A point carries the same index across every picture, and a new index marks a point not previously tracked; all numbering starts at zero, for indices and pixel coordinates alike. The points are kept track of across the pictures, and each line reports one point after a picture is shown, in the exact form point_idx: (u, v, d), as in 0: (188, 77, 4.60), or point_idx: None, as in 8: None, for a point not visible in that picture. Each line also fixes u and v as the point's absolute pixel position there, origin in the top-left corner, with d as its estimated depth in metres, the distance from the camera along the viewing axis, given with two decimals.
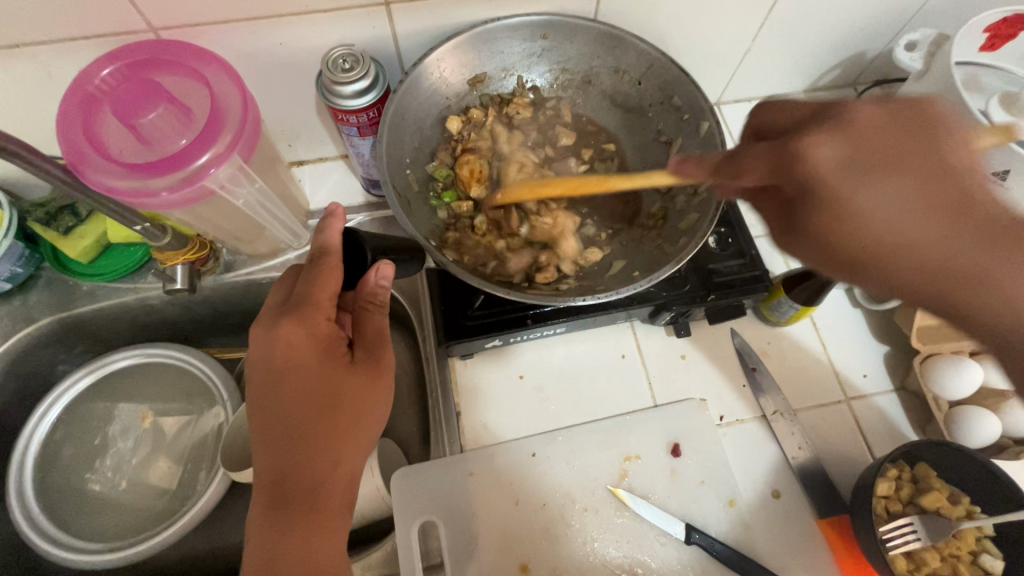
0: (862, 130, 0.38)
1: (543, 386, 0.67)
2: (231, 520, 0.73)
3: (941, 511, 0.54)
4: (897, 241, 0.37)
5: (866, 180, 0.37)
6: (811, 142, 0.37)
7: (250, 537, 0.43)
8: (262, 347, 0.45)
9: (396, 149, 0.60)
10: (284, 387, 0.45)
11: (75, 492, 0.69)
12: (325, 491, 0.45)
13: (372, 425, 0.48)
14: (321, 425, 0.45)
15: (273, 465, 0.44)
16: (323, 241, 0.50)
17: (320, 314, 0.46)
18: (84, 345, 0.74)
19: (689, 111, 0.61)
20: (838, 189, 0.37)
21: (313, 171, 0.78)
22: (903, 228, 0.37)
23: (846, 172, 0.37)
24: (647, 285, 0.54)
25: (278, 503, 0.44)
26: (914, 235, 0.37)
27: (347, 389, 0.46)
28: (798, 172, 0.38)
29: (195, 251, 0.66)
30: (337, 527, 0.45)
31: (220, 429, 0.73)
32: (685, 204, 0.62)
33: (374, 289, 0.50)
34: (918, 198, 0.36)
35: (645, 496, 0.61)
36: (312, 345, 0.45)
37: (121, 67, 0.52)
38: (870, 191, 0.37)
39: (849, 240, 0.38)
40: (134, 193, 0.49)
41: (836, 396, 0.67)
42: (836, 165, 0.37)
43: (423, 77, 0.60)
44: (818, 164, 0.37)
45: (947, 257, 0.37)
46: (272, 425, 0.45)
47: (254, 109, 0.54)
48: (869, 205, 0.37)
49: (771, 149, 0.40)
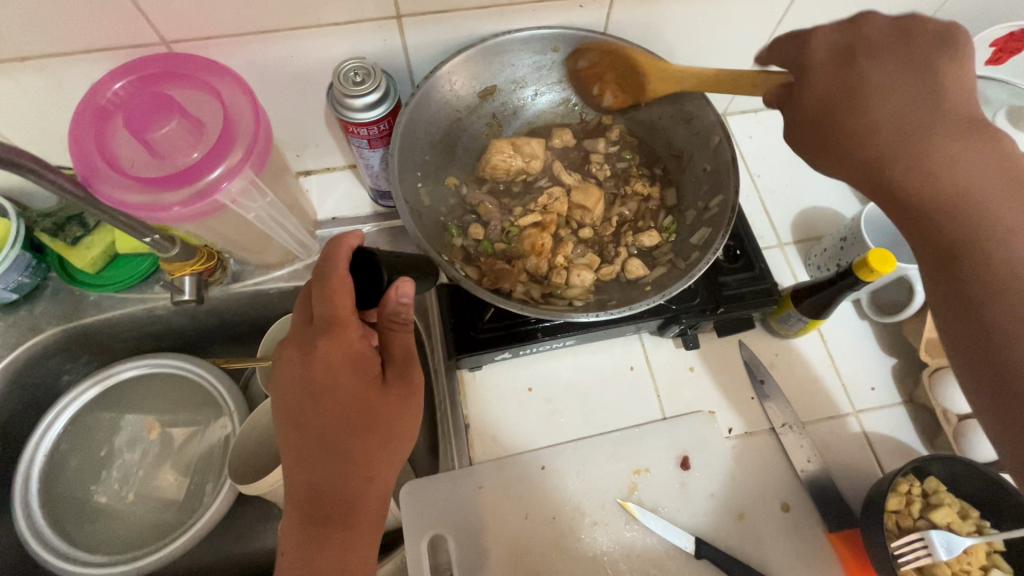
0: (865, 28, 0.46)
1: (552, 398, 0.67)
2: (238, 532, 0.72)
3: (952, 527, 0.54)
4: (869, 115, 0.44)
5: (858, 64, 0.45)
6: (816, 33, 0.48)
7: (282, 553, 0.43)
8: (298, 364, 0.45)
9: (407, 160, 0.60)
10: (318, 404, 0.45)
11: (81, 504, 0.69)
12: (358, 509, 0.45)
13: (402, 443, 0.47)
14: (353, 443, 0.45)
15: (306, 481, 0.44)
16: (333, 265, 0.46)
17: (351, 334, 0.45)
18: (89, 354, 0.73)
19: (699, 125, 0.62)
20: (831, 76, 0.46)
21: (321, 180, 0.78)
22: (882, 104, 0.43)
23: (838, 57, 0.46)
24: (661, 299, 0.54)
25: (312, 521, 0.44)
26: (882, 103, 0.43)
27: (378, 408, 0.46)
28: (803, 55, 0.48)
29: (203, 262, 0.66)
30: (368, 544, 0.45)
31: (227, 440, 0.72)
32: (696, 218, 0.63)
33: (397, 309, 0.47)
34: (900, 79, 0.44)
35: (655, 509, 0.61)
36: (345, 364, 0.45)
37: (133, 81, 0.52)
38: (845, 72, 0.45)
39: (833, 109, 0.45)
40: (147, 207, 0.49)
41: (843, 408, 0.67)
42: (829, 52, 0.47)
43: (434, 90, 0.60)
44: (815, 50, 0.47)
45: (905, 139, 0.42)
46: (303, 442, 0.45)
47: (266, 122, 0.54)
48: (864, 86, 0.44)
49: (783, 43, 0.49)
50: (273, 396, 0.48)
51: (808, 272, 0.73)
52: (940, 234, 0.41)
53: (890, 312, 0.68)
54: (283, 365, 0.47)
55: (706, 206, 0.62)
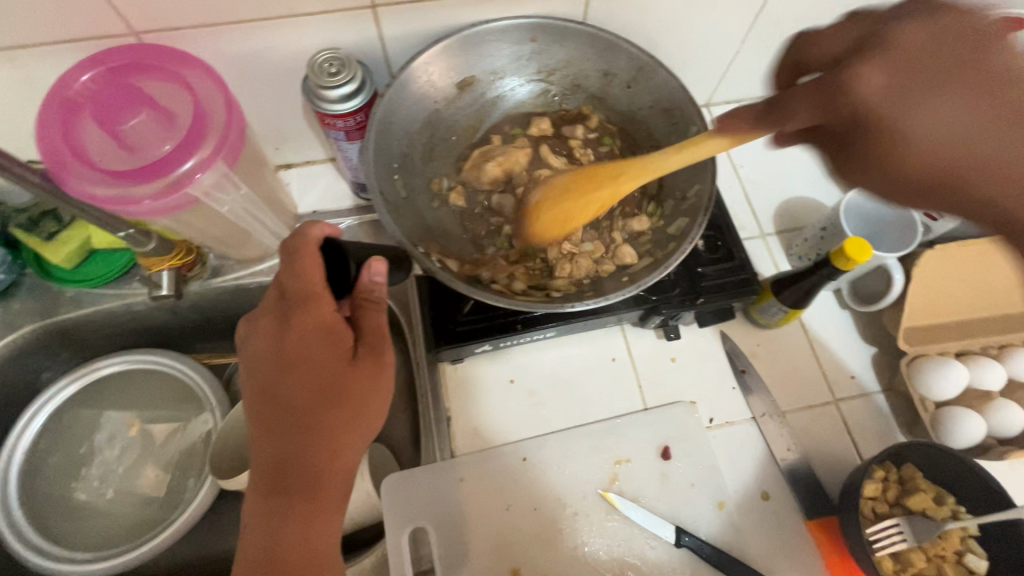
0: (904, 47, 0.34)
1: (534, 390, 0.67)
2: (221, 528, 0.72)
3: (927, 512, 0.55)
4: (976, 167, 0.33)
5: (927, 102, 0.33)
6: (855, 72, 0.35)
7: (247, 524, 0.43)
8: (271, 334, 0.46)
9: (383, 153, 0.59)
10: (288, 374, 0.45)
11: (61, 501, 0.68)
12: (325, 481, 0.44)
13: (373, 419, 0.47)
14: (321, 414, 0.44)
15: (273, 455, 0.44)
16: (303, 240, 0.46)
17: (324, 306, 0.45)
18: (69, 352, 0.73)
19: (678, 116, 0.62)
20: (890, 116, 0.34)
21: (301, 174, 0.77)
22: (989, 147, 0.33)
23: (901, 95, 0.34)
24: (636, 290, 0.54)
25: (277, 492, 0.43)
26: (981, 145, 0.33)
27: (348, 381, 0.45)
28: (851, 100, 0.35)
29: (181, 257, 0.66)
30: (334, 516, 0.44)
31: (209, 436, 0.72)
32: (675, 207, 0.63)
33: (369, 287, 0.47)
34: (982, 110, 0.33)
35: (635, 499, 0.61)
36: (319, 336, 0.45)
37: (101, 72, 0.51)
38: (926, 109, 0.33)
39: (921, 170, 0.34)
40: (117, 201, 0.48)
41: (824, 396, 0.67)
42: (886, 89, 0.34)
43: (410, 81, 0.60)
44: (867, 93, 0.34)
45: None
46: (272, 414, 0.45)
47: (239, 113, 0.53)
48: (937, 125, 0.33)
49: (811, 87, 0.37)
50: (243, 366, 0.47)
51: (790, 262, 0.73)
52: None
53: (868, 301, 0.69)
54: (256, 334, 0.47)
55: (685, 195, 0.61)
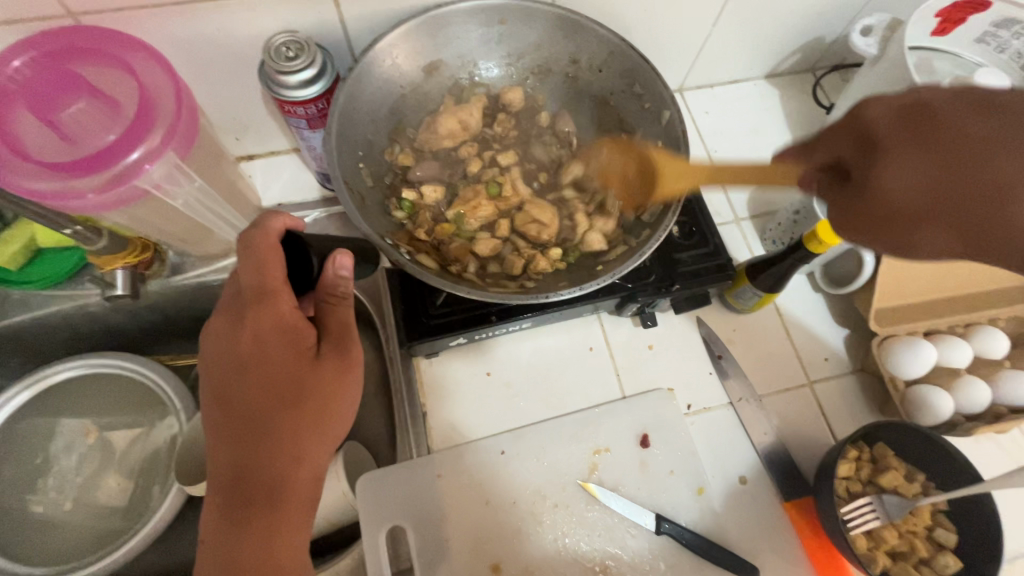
0: (924, 103, 0.40)
1: (511, 382, 0.66)
2: (192, 535, 0.70)
3: (899, 490, 0.56)
4: (940, 204, 0.39)
5: (913, 151, 0.39)
6: (865, 106, 0.43)
7: (206, 537, 0.41)
8: (226, 334, 0.43)
9: (346, 140, 0.56)
10: (245, 378, 0.43)
11: (16, 515, 0.65)
12: (288, 487, 0.42)
13: (340, 421, 0.45)
14: (282, 417, 0.42)
15: (230, 462, 0.42)
16: (263, 234, 0.43)
17: (283, 304, 0.43)
18: (20, 357, 0.68)
19: (650, 99, 0.60)
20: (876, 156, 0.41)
21: (264, 166, 0.73)
22: (936, 192, 0.39)
23: (889, 142, 0.40)
24: (611, 278, 0.53)
25: (235, 501, 0.41)
26: (936, 187, 0.39)
27: (311, 382, 0.44)
28: (868, 134, 0.41)
29: (137, 254, 0.62)
30: (300, 524, 0.43)
31: (174, 441, 0.69)
32: (649, 193, 0.61)
33: (336, 281, 0.45)
34: (959, 162, 0.38)
35: (615, 488, 0.61)
36: (277, 335, 0.43)
37: (36, 57, 0.47)
38: (908, 144, 0.40)
39: (881, 203, 0.40)
40: (58, 194, 0.45)
41: (799, 378, 0.68)
42: (882, 127, 0.41)
43: (374, 65, 0.57)
44: (870, 126, 0.42)
45: (970, 233, 0.39)
46: (229, 418, 0.42)
47: (190, 99, 0.50)
48: (922, 165, 0.39)
49: (845, 127, 0.43)
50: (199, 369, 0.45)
51: (763, 246, 0.73)
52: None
53: (841, 284, 0.70)
54: (210, 335, 0.45)
55: (659, 180, 0.60)
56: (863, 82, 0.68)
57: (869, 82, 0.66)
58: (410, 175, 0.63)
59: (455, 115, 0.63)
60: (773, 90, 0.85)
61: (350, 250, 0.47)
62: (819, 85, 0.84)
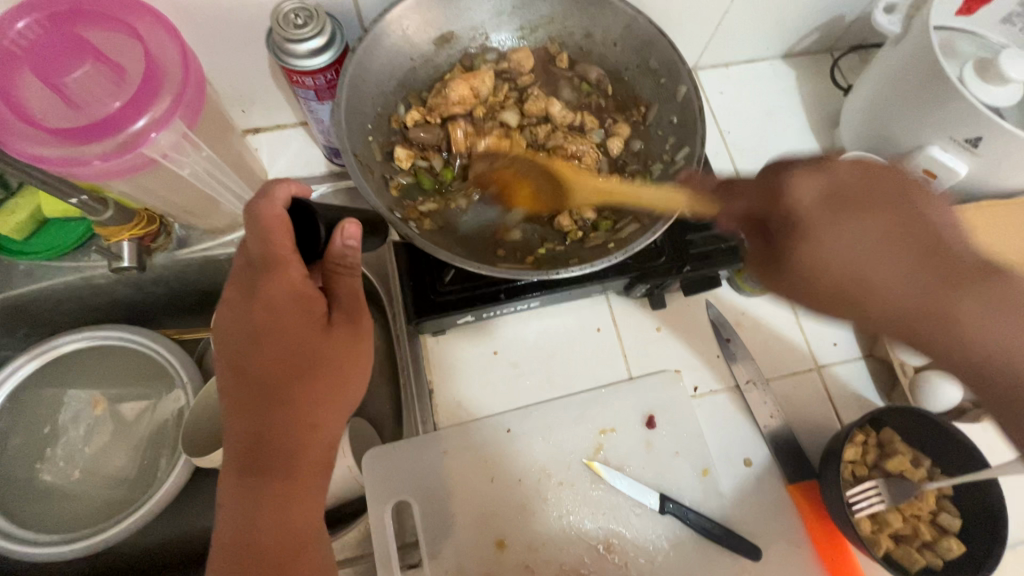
0: (841, 175, 0.46)
1: (518, 361, 0.65)
2: (199, 505, 0.71)
3: (904, 474, 0.56)
4: (863, 274, 0.43)
5: (839, 222, 0.44)
6: (794, 181, 0.46)
7: (225, 503, 0.41)
8: (239, 304, 0.43)
9: (355, 112, 0.55)
10: (258, 348, 0.43)
11: (26, 484, 0.65)
12: (303, 455, 0.42)
13: (353, 390, 0.45)
14: (295, 386, 0.42)
15: (246, 430, 0.42)
16: (268, 203, 0.43)
17: (293, 272, 0.43)
18: (26, 327, 0.68)
19: (666, 75, 0.59)
20: (809, 221, 0.45)
21: (270, 139, 0.73)
22: (866, 269, 0.43)
23: (826, 210, 0.45)
24: (623, 255, 0.52)
25: (251, 470, 0.41)
26: (862, 255, 0.43)
27: (323, 352, 0.44)
28: (784, 202, 0.47)
29: (143, 226, 0.61)
30: (314, 492, 0.43)
31: (182, 413, 0.70)
32: (662, 172, 0.60)
33: (342, 251, 0.44)
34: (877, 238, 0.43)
35: (620, 468, 0.61)
36: (290, 303, 0.43)
37: (38, 20, 0.46)
38: (838, 246, 0.44)
39: (801, 267, 0.46)
40: (63, 161, 0.44)
41: (806, 363, 0.67)
42: (814, 203, 0.45)
43: (384, 35, 0.56)
44: (798, 199, 0.46)
45: (922, 297, 0.42)
46: (244, 388, 0.42)
47: (197, 67, 0.49)
48: (838, 238, 0.44)
49: (758, 181, 0.49)
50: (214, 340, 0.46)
51: None
52: (833, 300, 0.45)
53: None
54: (223, 307, 0.45)
55: (673, 158, 0.59)
56: (884, 62, 0.66)
57: (892, 62, 0.64)
58: (410, 133, 0.60)
59: (466, 81, 0.60)
60: (790, 71, 0.83)
61: (357, 219, 0.45)
62: (837, 66, 0.83)
